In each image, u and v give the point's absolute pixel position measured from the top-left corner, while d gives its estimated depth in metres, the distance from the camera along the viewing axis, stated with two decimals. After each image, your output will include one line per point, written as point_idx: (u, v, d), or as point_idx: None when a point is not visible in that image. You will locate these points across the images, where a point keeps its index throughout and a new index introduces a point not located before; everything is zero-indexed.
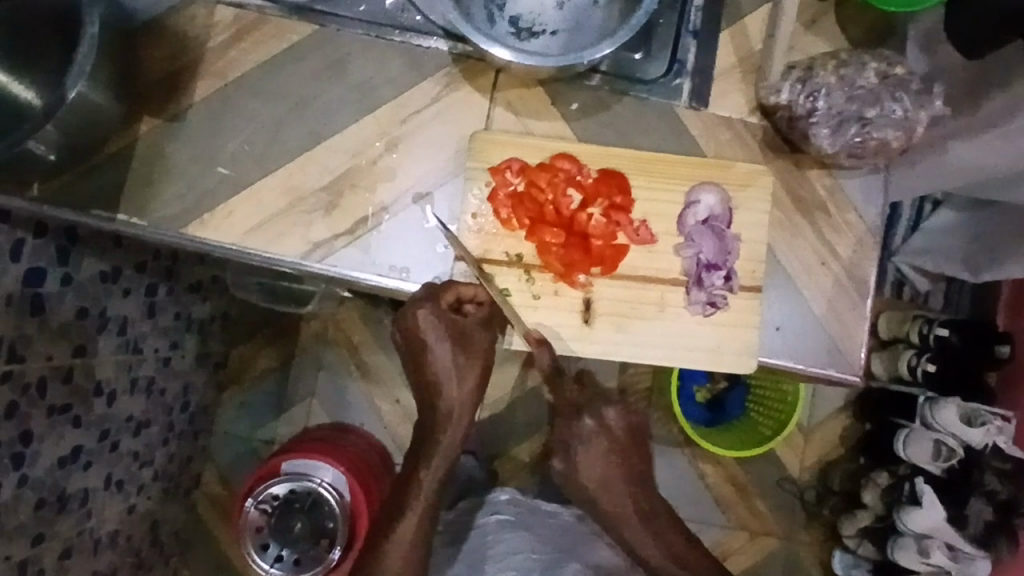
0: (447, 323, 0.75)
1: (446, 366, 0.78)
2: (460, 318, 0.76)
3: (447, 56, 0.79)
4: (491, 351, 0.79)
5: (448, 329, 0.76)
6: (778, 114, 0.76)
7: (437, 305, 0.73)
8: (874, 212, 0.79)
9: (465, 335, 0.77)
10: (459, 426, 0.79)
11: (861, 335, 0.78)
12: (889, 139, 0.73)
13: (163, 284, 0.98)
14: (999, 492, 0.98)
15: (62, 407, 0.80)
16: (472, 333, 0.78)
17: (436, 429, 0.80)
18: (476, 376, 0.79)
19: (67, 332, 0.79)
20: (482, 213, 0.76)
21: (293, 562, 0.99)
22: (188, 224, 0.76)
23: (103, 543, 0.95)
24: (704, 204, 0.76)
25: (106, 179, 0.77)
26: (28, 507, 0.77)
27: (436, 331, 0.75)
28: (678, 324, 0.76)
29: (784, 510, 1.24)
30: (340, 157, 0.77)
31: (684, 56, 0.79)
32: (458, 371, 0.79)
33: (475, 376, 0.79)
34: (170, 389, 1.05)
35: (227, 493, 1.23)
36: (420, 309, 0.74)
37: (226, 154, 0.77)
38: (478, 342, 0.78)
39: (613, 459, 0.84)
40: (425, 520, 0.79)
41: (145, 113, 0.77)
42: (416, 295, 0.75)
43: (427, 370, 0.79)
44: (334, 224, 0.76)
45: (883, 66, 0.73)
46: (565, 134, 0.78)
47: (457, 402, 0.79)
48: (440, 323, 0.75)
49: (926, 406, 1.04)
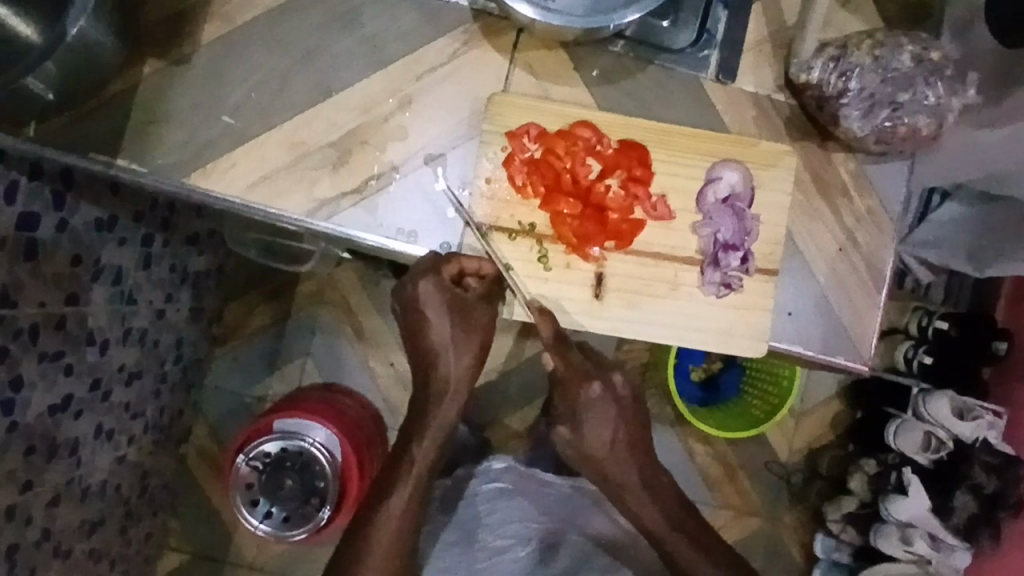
0: (448, 296, 0.74)
1: (444, 340, 0.77)
2: (462, 292, 0.74)
3: (467, 12, 0.75)
4: (492, 326, 0.77)
5: (449, 304, 0.75)
6: (807, 92, 0.73)
7: (439, 278, 0.72)
8: (896, 200, 0.78)
9: (466, 311, 0.75)
10: (454, 399, 0.78)
11: (873, 325, 0.77)
12: (918, 125, 0.71)
13: (160, 234, 0.96)
14: (984, 485, 0.98)
15: (54, 355, 0.78)
16: (474, 308, 0.75)
17: (430, 400, 0.79)
18: (474, 353, 0.77)
19: (61, 278, 0.76)
20: (496, 178, 0.73)
21: (282, 519, 1.00)
22: (189, 173, 0.74)
23: (92, 492, 0.94)
24: (726, 181, 0.74)
25: (106, 122, 0.74)
26: (19, 454, 0.75)
27: (436, 303, 0.74)
28: (690, 304, 0.74)
29: (770, 491, 1.25)
30: (350, 112, 0.74)
31: (713, 26, 0.76)
32: (456, 346, 0.76)
33: (473, 354, 0.77)
34: (164, 341, 1.03)
35: (216, 447, 1.23)
36: (421, 280, 0.72)
37: (231, 102, 0.74)
38: (479, 317, 0.76)
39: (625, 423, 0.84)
40: (418, 484, 0.78)
41: (147, 55, 0.74)
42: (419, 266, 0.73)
43: (425, 342, 0.77)
44: (341, 181, 0.74)
45: (919, 50, 0.71)
46: (584, 100, 0.76)
47: (453, 376, 0.77)
48: (441, 297, 0.73)
49: (920, 397, 1.05)
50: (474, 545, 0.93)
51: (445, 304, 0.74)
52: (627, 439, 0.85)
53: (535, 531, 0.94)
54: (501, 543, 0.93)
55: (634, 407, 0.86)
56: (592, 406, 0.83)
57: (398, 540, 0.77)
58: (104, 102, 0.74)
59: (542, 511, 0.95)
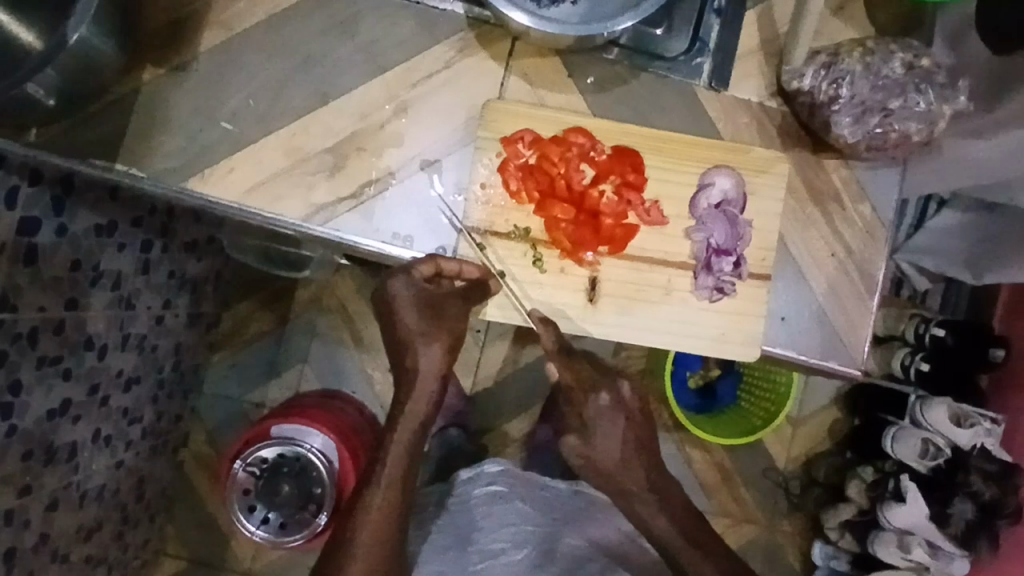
0: (420, 295, 0.72)
1: (414, 332, 0.74)
2: (434, 289, 0.73)
3: (463, 20, 0.76)
4: (462, 322, 0.75)
5: (418, 299, 0.73)
6: (800, 100, 0.74)
7: (410, 276, 0.72)
8: (888, 206, 0.78)
9: (436, 303, 0.73)
10: (425, 393, 0.76)
11: (865, 330, 0.77)
12: (910, 132, 0.72)
13: (159, 240, 0.96)
14: (982, 492, 0.97)
15: (52, 359, 0.78)
16: (445, 302, 0.73)
17: (403, 393, 0.76)
18: (444, 343, 0.75)
19: (60, 284, 0.77)
20: (491, 183, 0.74)
21: (279, 525, 1.00)
22: (188, 178, 0.74)
23: (90, 496, 0.94)
24: (718, 187, 0.75)
25: (106, 128, 0.75)
26: (17, 457, 0.76)
27: (410, 303, 0.72)
28: (683, 309, 0.75)
29: (767, 498, 1.25)
30: (346, 119, 0.75)
31: (706, 35, 0.77)
32: (424, 337, 0.74)
33: (443, 343, 0.75)
34: (163, 346, 1.04)
35: (214, 453, 1.23)
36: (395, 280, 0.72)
37: (229, 109, 0.75)
38: (451, 310, 0.73)
39: (621, 426, 0.84)
40: (401, 486, 0.76)
41: (147, 62, 0.75)
42: (398, 267, 0.73)
43: (397, 336, 0.75)
44: (337, 187, 0.74)
45: (909, 57, 0.72)
46: (579, 107, 0.77)
47: (424, 370, 0.75)
48: (410, 293, 0.72)
49: (917, 405, 1.06)
50: (469, 548, 0.91)
51: (414, 298, 0.72)
52: (634, 443, 0.85)
53: (531, 535, 0.93)
54: (496, 547, 0.91)
55: (629, 412, 0.86)
56: (597, 408, 0.83)
57: (387, 544, 0.75)
58: (105, 109, 0.75)
59: (538, 515, 0.95)
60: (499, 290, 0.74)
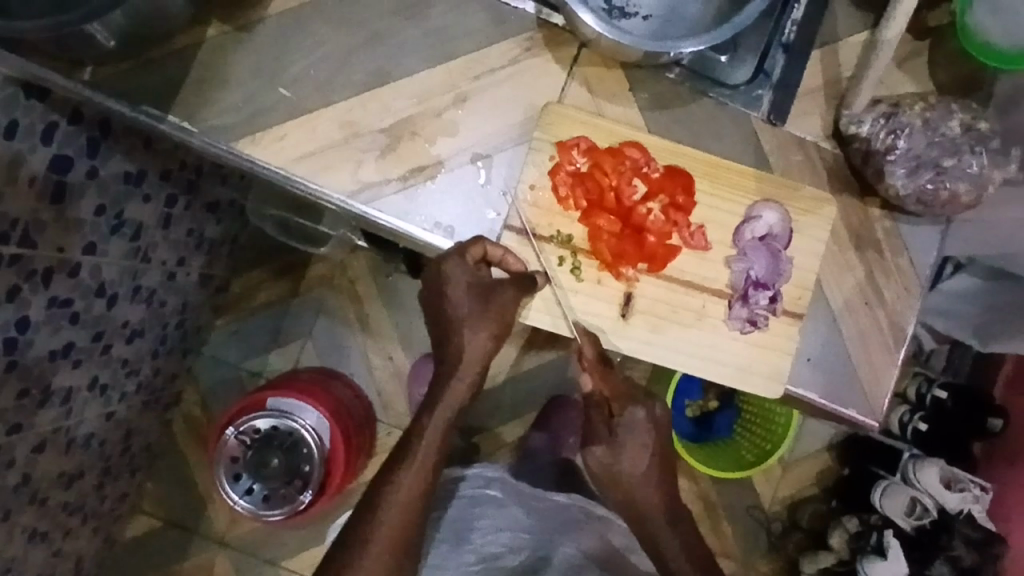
0: (473, 283, 0.71)
1: (460, 315, 0.72)
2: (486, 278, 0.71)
3: (533, 21, 0.76)
4: (510, 313, 0.72)
5: (469, 289, 0.71)
6: (854, 145, 0.75)
7: (464, 261, 0.70)
8: (925, 263, 0.79)
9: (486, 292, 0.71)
10: (464, 381, 0.73)
11: (888, 381, 0.78)
12: (959, 192, 0.72)
13: (184, 196, 0.95)
14: (963, 558, 0.98)
15: (63, 301, 0.77)
16: (496, 291, 0.71)
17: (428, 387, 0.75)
18: (490, 330, 0.72)
19: (82, 226, 0.76)
20: (539, 185, 0.74)
21: (262, 498, 0.99)
22: (238, 138, 0.74)
23: (77, 443, 0.93)
24: (764, 221, 0.75)
25: (160, 76, 0.75)
26: (12, 394, 0.75)
27: (459, 288, 0.70)
28: (712, 336, 0.75)
29: (748, 537, 1.24)
30: (406, 102, 0.75)
31: (770, 68, 0.77)
32: (472, 322, 0.72)
33: (489, 328, 0.72)
34: (171, 303, 1.02)
35: (204, 417, 1.22)
36: (445, 264, 0.70)
37: (290, 75, 0.75)
38: (502, 302, 0.71)
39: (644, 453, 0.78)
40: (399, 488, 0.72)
41: (213, 18, 0.75)
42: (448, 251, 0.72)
43: (444, 323, 0.73)
44: (386, 167, 0.74)
45: (968, 118, 0.72)
46: (636, 123, 0.77)
47: (469, 356, 0.73)
48: (463, 281, 0.70)
49: (909, 462, 1.06)
50: (464, 548, 0.92)
51: (469, 287, 0.70)
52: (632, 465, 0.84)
53: (528, 541, 0.92)
54: (493, 550, 0.92)
55: None
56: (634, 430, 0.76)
57: (400, 546, 0.71)
58: (164, 57, 0.75)
59: (532, 524, 0.94)
60: (542, 291, 0.73)
